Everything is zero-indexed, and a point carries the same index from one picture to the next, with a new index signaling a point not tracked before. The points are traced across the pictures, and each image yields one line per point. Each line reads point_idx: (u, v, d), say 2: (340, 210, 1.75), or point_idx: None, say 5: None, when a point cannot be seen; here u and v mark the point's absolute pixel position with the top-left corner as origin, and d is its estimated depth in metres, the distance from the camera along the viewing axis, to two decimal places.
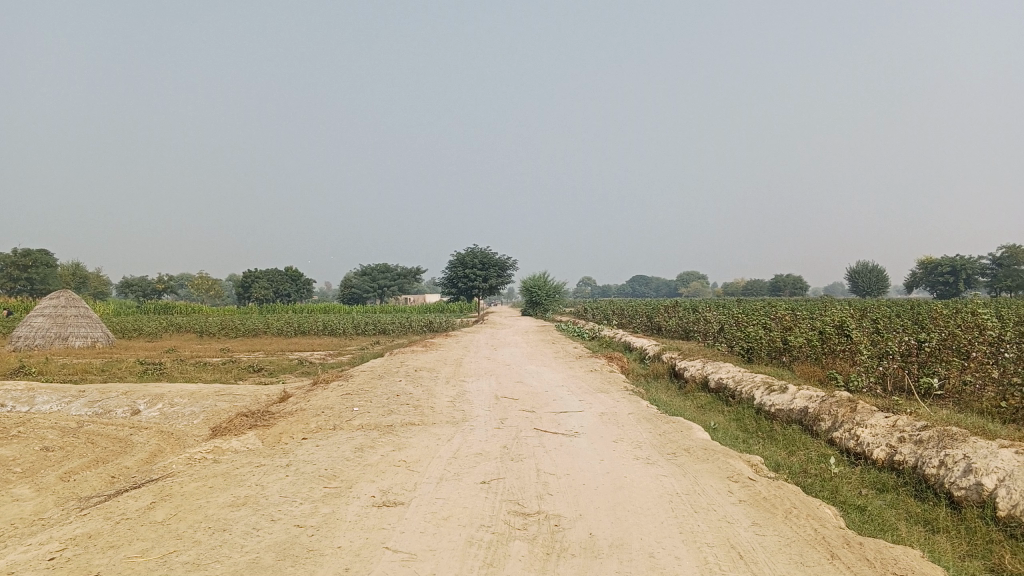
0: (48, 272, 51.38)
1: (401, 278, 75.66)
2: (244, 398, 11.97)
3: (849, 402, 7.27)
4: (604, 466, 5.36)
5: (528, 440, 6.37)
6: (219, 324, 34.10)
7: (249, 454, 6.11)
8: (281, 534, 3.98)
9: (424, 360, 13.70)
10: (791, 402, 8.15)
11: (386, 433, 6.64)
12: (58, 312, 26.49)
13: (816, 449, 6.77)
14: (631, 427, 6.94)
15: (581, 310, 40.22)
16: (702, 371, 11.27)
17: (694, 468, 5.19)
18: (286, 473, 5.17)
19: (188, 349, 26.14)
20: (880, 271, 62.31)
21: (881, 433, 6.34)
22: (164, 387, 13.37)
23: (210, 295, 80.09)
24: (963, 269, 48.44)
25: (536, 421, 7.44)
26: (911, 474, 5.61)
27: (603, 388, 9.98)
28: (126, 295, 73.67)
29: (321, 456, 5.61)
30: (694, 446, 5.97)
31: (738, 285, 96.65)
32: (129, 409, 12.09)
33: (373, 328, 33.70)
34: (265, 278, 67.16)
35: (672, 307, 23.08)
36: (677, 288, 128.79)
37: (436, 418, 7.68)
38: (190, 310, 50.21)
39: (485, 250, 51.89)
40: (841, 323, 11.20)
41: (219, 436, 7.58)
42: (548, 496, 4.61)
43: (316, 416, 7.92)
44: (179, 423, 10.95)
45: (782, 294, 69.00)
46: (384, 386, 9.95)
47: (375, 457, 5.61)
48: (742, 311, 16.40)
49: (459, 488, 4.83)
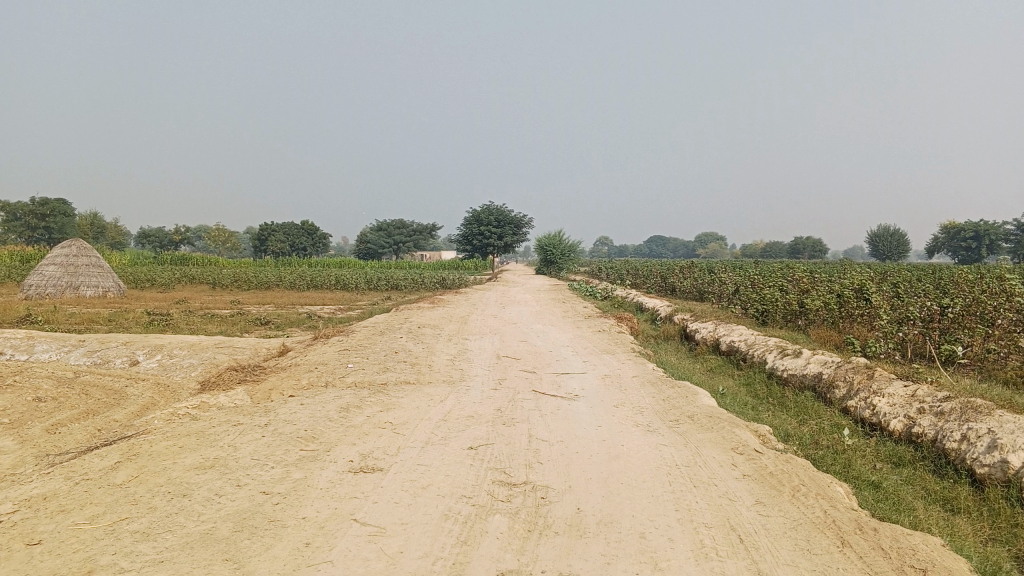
0: (65, 221, 51.37)
1: (417, 234, 75.34)
2: (244, 351, 11.73)
3: (866, 369, 6.90)
4: (601, 433, 5.03)
5: (525, 402, 6.05)
6: (232, 276, 33.95)
7: (230, 412, 5.83)
8: (243, 502, 3.68)
9: (429, 316, 13.40)
10: (804, 368, 7.78)
11: (376, 392, 6.34)
12: (68, 261, 26.33)
13: (830, 418, 6.41)
14: (634, 391, 6.59)
15: (596, 269, 39.79)
16: (714, 333, 10.89)
17: (697, 438, 4.84)
18: (262, 433, 4.87)
19: (199, 301, 26.02)
20: (901, 235, 61.40)
21: (899, 403, 5.97)
22: (165, 339, 13.14)
23: (226, 248, 80.11)
24: (987, 234, 47.49)
25: (536, 382, 7.11)
26: (930, 448, 5.25)
27: (609, 350, 9.62)
28: (144, 246, 73.94)
29: (302, 416, 5.31)
30: (699, 413, 5.62)
31: (755, 247, 95.78)
32: (128, 360, 11.88)
33: (385, 284, 33.46)
34: (281, 232, 67.00)
35: (687, 268, 22.62)
36: (694, 249, 127.99)
37: (432, 377, 7.37)
38: (206, 262, 50.19)
39: (501, 208, 51.38)
40: (861, 286, 10.76)
41: (206, 391, 7.30)
42: (537, 466, 4.28)
43: (308, 372, 7.63)
44: (176, 376, 10.71)
45: (800, 256, 68.26)
46: (383, 343, 9.64)
47: (360, 417, 5.31)
48: (758, 273, 15.96)
49: (443, 453, 4.52)
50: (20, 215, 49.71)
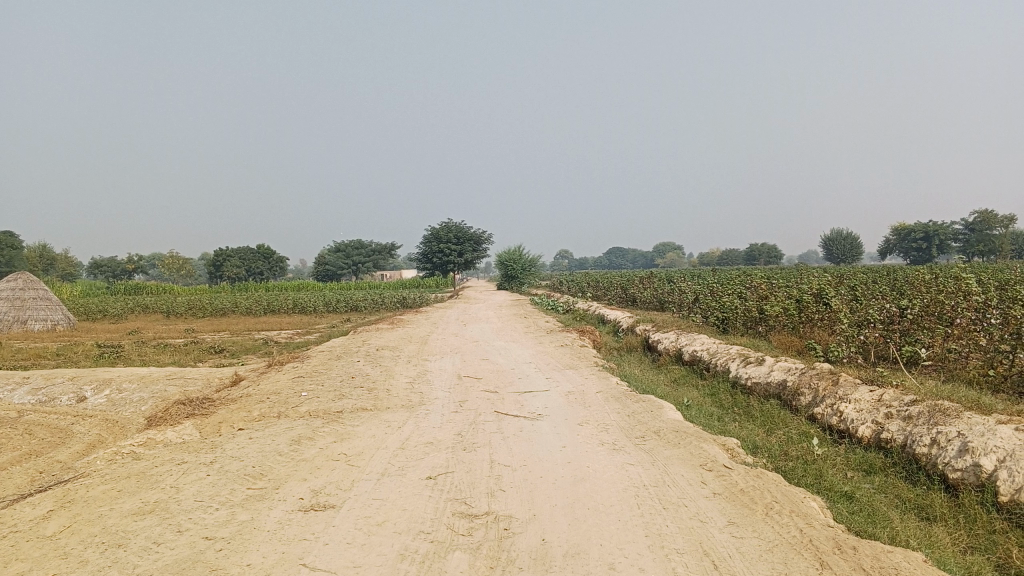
0: (12, 254, 50.04)
1: (376, 254, 74.76)
2: (197, 381, 11.35)
3: (831, 374, 6.81)
4: (565, 454, 4.84)
5: (486, 425, 5.84)
6: (187, 304, 33.21)
7: (176, 450, 5.53)
8: (183, 550, 3.42)
9: (388, 337, 13.12)
10: (768, 375, 7.68)
11: (331, 421, 6.08)
12: (14, 295, 25.51)
13: (797, 426, 6.29)
14: (598, 407, 6.42)
15: (556, 282, 39.72)
16: (676, 343, 10.79)
17: (664, 455, 4.68)
18: (208, 472, 4.60)
19: (153, 331, 25.38)
20: (854, 239, 62.48)
21: (866, 408, 5.87)
22: (114, 372, 12.69)
23: (181, 275, 78.63)
24: (936, 234, 48.43)
25: (498, 402, 6.91)
26: (900, 454, 5.16)
27: (572, 365, 9.44)
28: (96, 277, 72.35)
29: (251, 451, 5.04)
30: (665, 428, 5.46)
31: (712, 255, 96.77)
32: (74, 397, 11.41)
33: (345, 306, 33.01)
34: (237, 257, 65.97)
35: (647, 278, 22.59)
36: (652, 259, 129.01)
37: (390, 402, 7.13)
38: (161, 290, 49.15)
39: (459, 225, 51.15)
40: (820, 291, 10.76)
41: (152, 427, 6.97)
42: (499, 493, 4.08)
43: (261, 402, 7.33)
44: (125, 411, 10.30)
45: (757, 263, 69.10)
46: (340, 368, 9.35)
47: (312, 450, 5.06)
48: (717, 280, 15.95)
49: (400, 485, 4.29)
50: None
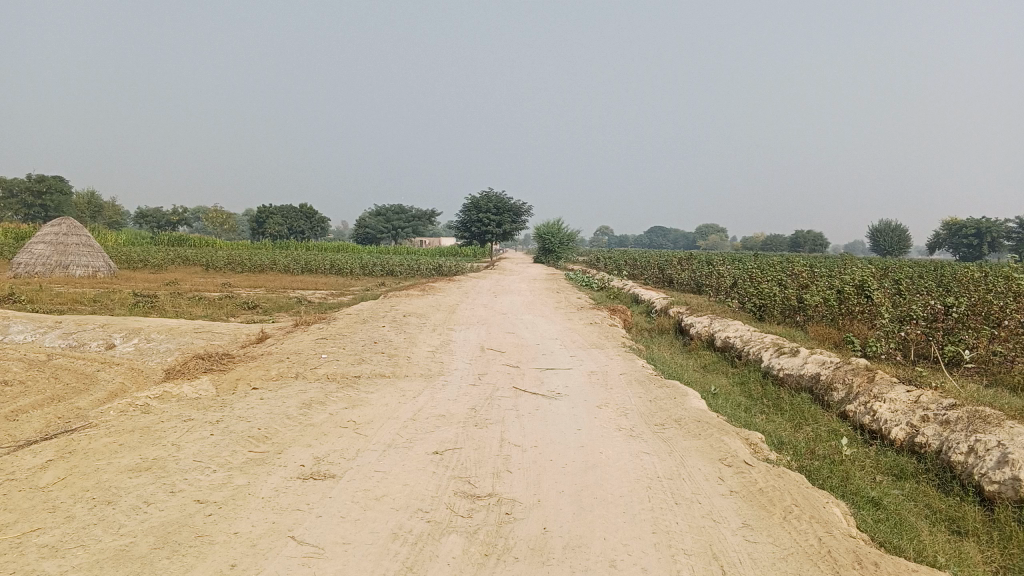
0: (62, 200, 50.94)
1: (416, 220, 74.84)
2: (223, 336, 11.36)
3: (867, 371, 6.52)
4: (579, 437, 4.65)
5: (502, 401, 5.67)
6: (226, 258, 33.48)
7: (186, 406, 5.45)
8: (172, 513, 3.31)
9: (417, 304, 13.01)
10: (801, 367, 7.41)
11: (345, 387, 5.95)
12: (58, 239, 25.91)
13: (827, 423, 6.04)
14: (620, 390, 6.21)
15: (594, 258, 39.40)
16: (709, 328, 10.52)
17: (683, 445, 4.47)
18: (212, 431, 4.50)
19: (190, 283, 25.67)
20: (903, 232, 61.07)
21: (901, 409, 5.60)
22: (144, 322, 12.76)
23: (224, 229, 79.50)
24: (989, 231, 47.10)
25: (518, 378, 6.73)
26: (934, 460, 4.90)
27: (599, 344, 9.23)
28: (142, 226, 73.50)
29: (258, 413, 4.93)
30: (686, 417, 5.24)
31: (756, 240, 95.43)
32: (103, 344, 11.48)
33: (381, 270, 33.03)
34: (279, 215, 66.43)
35: (685, 260, 22.19)
36: (694, 240, 127.65)
37: (409, 370, 6.99)
38: (203, 244, 49.68)
39: (500, 195, 50.87)
40: (862, 283, 10.39)
41: (169, 380, 6.93)
42: (505, 475, 3.91)
43: (279, 362, 7.24)
44: (151, 362, 10.32)
45: (800, 250, 67.95)
46: (363, 332, 9.24)
47: (321, 415, 4.93)
48: (756, 266, 15.57)
49: (404, 458, 4.14)
50: (17, 193, 49.26)
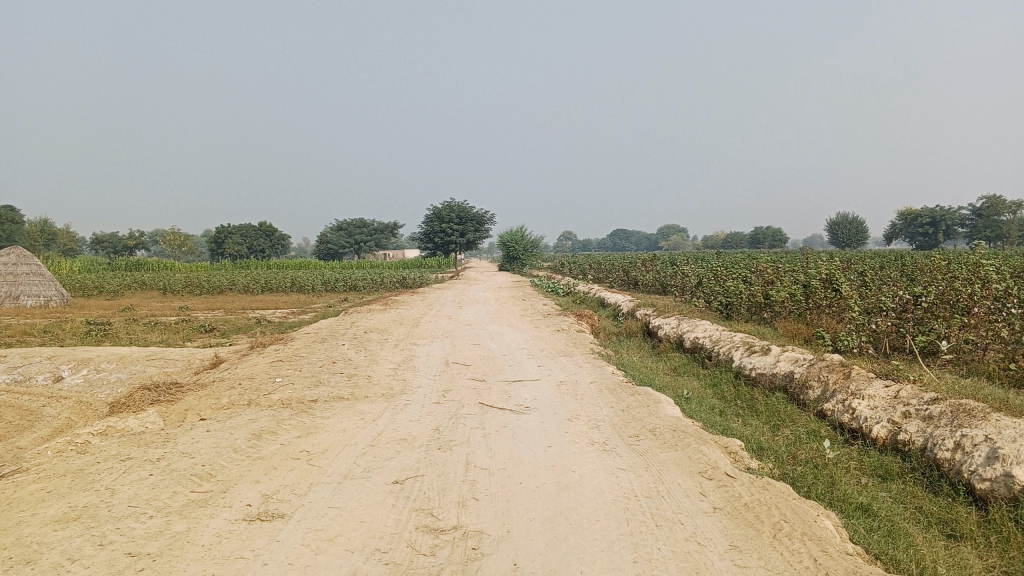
0: (13, 229, 49.66)
1: (378, 233, 74.20)
2: (177, 363, 10.89)
3: (842, 367, 6.32)
4: (549, 455, 4.36)
5: (468, 418, 5.37)
6: (183, 282, 32.74)
7: (127, 444, 5.06)
8: (98, 570, 2.96)
9: (379, 319, 12.66)
10: (775, 366, 7.20)
11: (300, 413, 5.60)
12: (7, 270, 25.07)
13: (805, 424, 5.81)
14: (590, 400, 5.93)
15: (558, 264, 39.20)
16: (677, 329, 10.30)
17: (660, 459, 4.19)
18: (151, 471, 4.14)
19: (147, 308, 24.98)
20: (860, 224, 61.86)
21: (881, 406, 5.39)
22: (94, 352, 12.23)
23: (183, 252, 78.16)
24: (943, 220, 47.78)
25: (484, 393, 6.43)
26: (919, 458, 4.69)
27: (566, 352, 8.95)
28: (97, 252, 72.03)
29: (203, 447, 4.57)
30: (661, 426, 4.97)
31: (717, 238, 96.15)
32: (50, 377, 10.94)
33: (343, 285, 32.51)
34: (238, 235, 65.36)
35: (649, 261, 22.04)
36: (656, 241, 128.45)
37: (369, 390, 6.66)
38: (161, 267, 48.66)
39: (461, 204, 50.51)
40: (829, 276, 10.25)
41: (114, 414, 6.51)
42: (471, 504, 3.60)
43: (232, 389, 6.86)
44: (100, 394, 9.83)
45: (761, 246, 68.60)
46: (322, 352, 8.87)
47: (271, 447, 4.58)
48: (721, 264, 15.45)
49: (361, 491, 3.82)
50: None
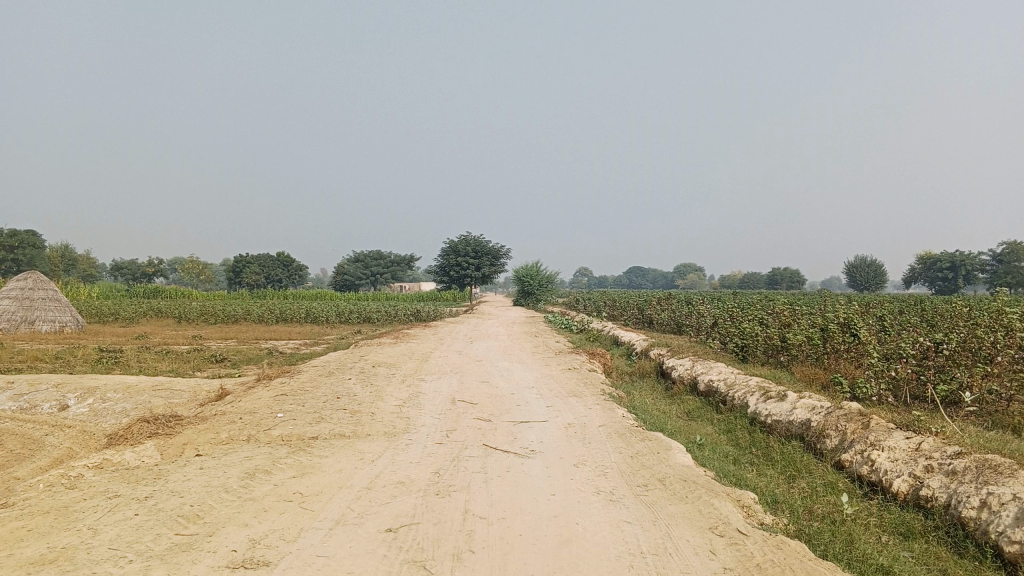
0: (34, 254, 50.13)
1: (394, 266, 74.38)
2: (183, 393, 10.77)
3: (861, 416, 6.10)
4: (552, 504, 4.17)
5: (470, 461, 5.18)
6: (198, 310, 32.81)
7: (118, 479, 4.92)
8: None
9: (388, 353, 12.52)
10: (790, 412, 6.98)
11: (297, 451, 5.44)
12: (24, 295, 25.19)
13: (822, 475, 5.59)
14: (598, 445, 5.74)
15: (573, 301, 39.01)
16: (691, 372, 10.09)
17: (668, 511, 3.99)
18: (137, 511, 3.98)
19: (160, 336, 24.96)
20: (878, 266, 61.38)
21: (902, 459, 5.17)
22: (101, 380, 12.13)
23: (201, 280, 78.62)
24: (963, 264, 47.32)
25: (489, 434, 6.25)
26: (943, 516, 4.46)
27: (576, 392, 8.76)
28: (116, 279, 72.59)
29: (194, 486, 4.41)
30: (671, 475, 4.77)
31: (733, 278, 95.71)
32: (55, 405, 10.83)
33: (357, 317, 32.44)
34: (255, 264, 65.69)
35: (664, 299, 21.83)
36: (673, 280, 128.05)
37: (371, 428, 6.49)
38: (178, 295, 48.87)
39: (478, 238, 50.55)
40: (847, 320, 10.03)
41: (110, 446, 6.38)
42: (466, 556, 3.41)
43: (232, 423, 6.71)
44: (104, 423, 9.71)
45: (779, 287, 68.16)
46: (327, 387, 8.71)
47: (264, 488, 4.42)
48: (736, 305, 15.23)
49: (352, 539, 3.64)
50: None
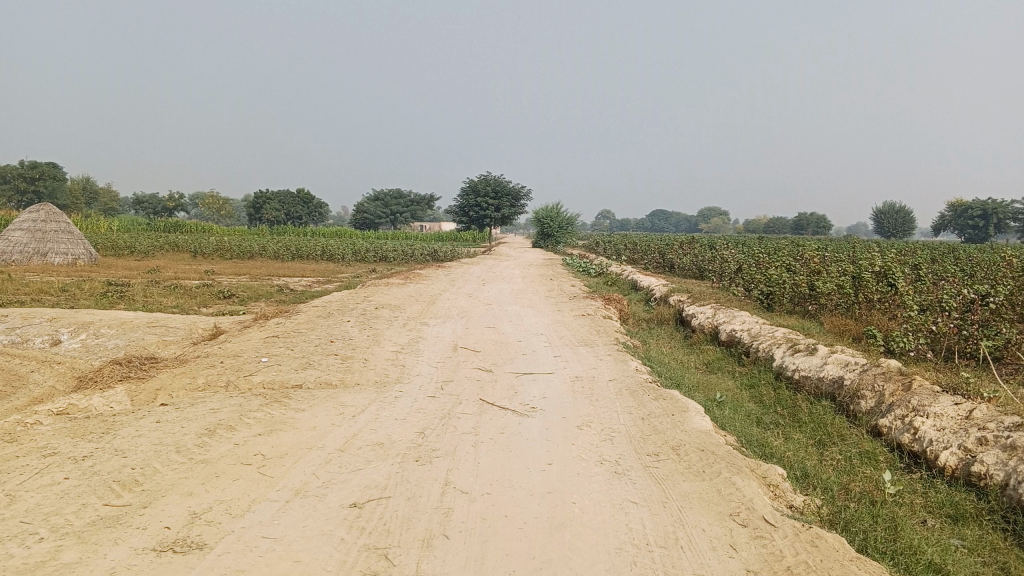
0: (56, 186, 49.80)
1: (415, 204, 73.66)
2: (178, 331, 10.29)
3: (901, 376, 5.46)
4: (548, 475, 3.60)
5: (461, 419, 4.62)
6: (214, 245, 32.39)
7: (67, 429, 4.41)
8: None
9: (395, 294, 11.95)
10: (820, 369, 6.35)
11: (272, 403, 4.91)
12: (37, 226, 24.77)
13: (857, 443, 4.99)
14: (607, 403, 5.16)
15: (593, 242, 38.21)
16: (713, 320, 9.45)
17: (682, 491, 3.41)
18: (69, 474, 3.46)
19: (172, 270, 24.55)
20: (907, 214, 59.92)
21: (950, 428, 4.54)
22: (97, 315, 11.66)
23: (221, 215, 78.36)
24: (995, 212, 45.84)
25: (488, 386, 5.69)
26: (999, 497, 3.85)
27: (588, 341, 8.18)
28: (137, 212, 72.47)
29: (142, 444, 3.89)
30: (687, 444, 4.17)
31: (756, 224, 94.16)
32: (47, 340, 10.38)
33: (373, 255, 31.91)
34: (275, 200, 65.17)
35: (687, 244, 21.06)
36: (695, 225, 126.52)
37: (361, 377, 5.95)
38: (197, 230, 48.56)
39: (499, 178, 49.57)
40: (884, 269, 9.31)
41: (78, 390, 5.88)
42: (438, 543, 2.85)
43: (211, 367, 6.20)
44: (93, 360, 9.25)
45: (804, 233, 67.02)
46: (322, 329, 8.17)
47: (222, 448, 3.88)
48: (762, 250, 14.51)
49: (308, 516, 3.10)
50: (10, 179, 48.19)
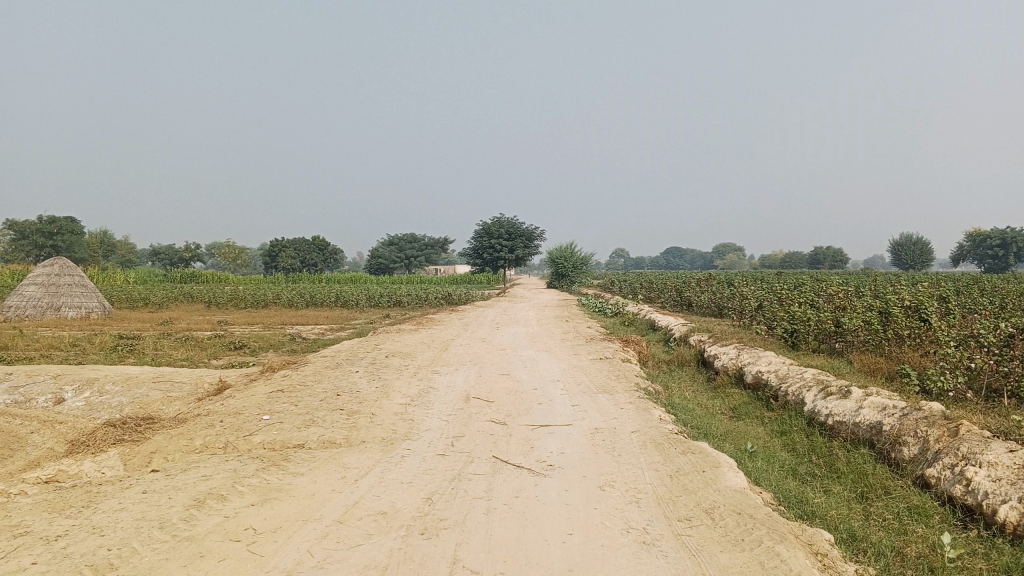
0: (74, 239, 50.16)
1: (429, 249, 73.68)
2: (185, 386, 9.98)
3: (946, 421, 5.05)
4: (568, 548, 3.23)
5: (472, 481, 4.26)
6: (229, 295, 32.27)
7: (48, 502, 4.08)
8: None
9: (406, 341, 11.64)
10: (856, 413, 5.94)
11: (270, 467, 4.57)
12: (50, 280, 24.72)
13: (904, 498, 4.58)
14: (630, 459, 4.78)
15: (609, 282, 37.86)
16: (736, 361, 9.06)
17: (719, 565, 3.04)
18: (38, 558, 3.13)
19: (185, 321, 24.39)
20: (924, 244, 59.32)
21: (1007, 479, 4.13)
22: (104, 371, 11.38)
23: (237, 264, 78.67)
24: (1014, 241, 45.23)
25: (502, 441, 5.32)
26: None
27: (607, 387, 7.81)
28: (155, 263, 72.95)
29: (124, 519, 3.55)
30: (721, 506, 3.80)
31: (771, 259, 93.57)
32: (51, 398, 10.09)
33: (387, 301, 31.68)
34: (290, 248, 65.36)
35: (704, 282, 20.66)
36: (710, 262, 125.97)
37: (367, 434, 5.61)
38: (212, 280, 48.56)
39: (512, 220, 49.42)
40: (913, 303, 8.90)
41: (69, 454, 5.56)
42: None
43: (210, 427, 5.87)
44: (96, 419, 8.95)
45: (820, 266, 66.48)
46: (330, 381, 7.84)
47: (210, 522, 3.54)
48: (783, 286, 14.12)
49: None
50: (29, 234, 48.61)
